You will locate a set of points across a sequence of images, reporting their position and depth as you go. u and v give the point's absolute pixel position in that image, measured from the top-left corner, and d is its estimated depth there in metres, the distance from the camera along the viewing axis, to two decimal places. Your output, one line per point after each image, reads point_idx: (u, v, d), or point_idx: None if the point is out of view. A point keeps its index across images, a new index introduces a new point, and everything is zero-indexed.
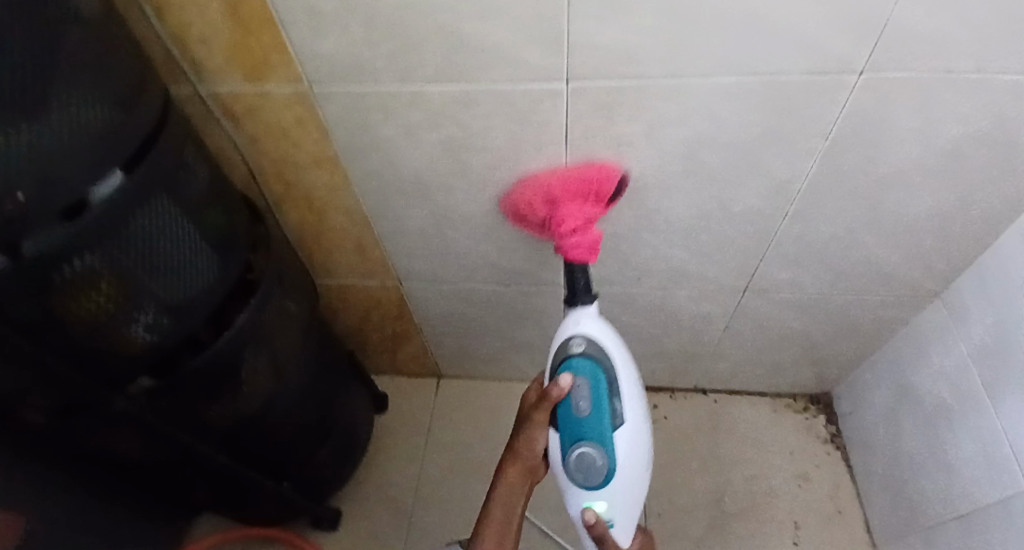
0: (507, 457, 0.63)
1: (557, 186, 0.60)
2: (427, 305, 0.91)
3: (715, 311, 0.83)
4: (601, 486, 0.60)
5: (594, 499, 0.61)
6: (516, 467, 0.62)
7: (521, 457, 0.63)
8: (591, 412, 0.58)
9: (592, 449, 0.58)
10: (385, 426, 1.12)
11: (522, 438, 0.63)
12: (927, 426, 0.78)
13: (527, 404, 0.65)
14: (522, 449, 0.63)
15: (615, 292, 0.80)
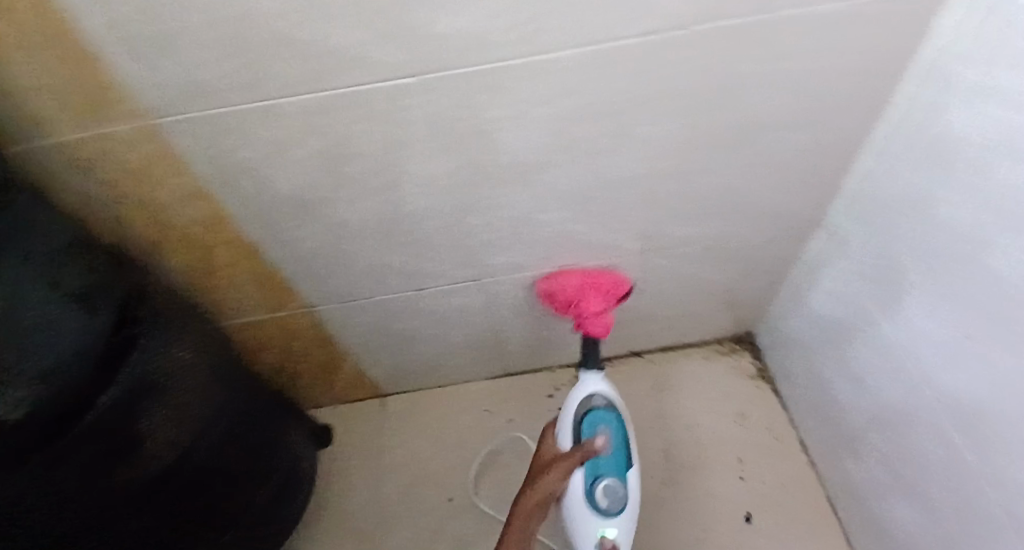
0: (529, 493, 0.72)
1: (592, 279, 0.82)
2: (346, 324, 0.88)
3: (629, 277, 0.85)
4: (615, 514, 0.74)
5: (608, 525, 0.74)
6: (538, 499, 0.72)
7: (544, 492, 0.72)
8: (614, 452, 0.76)
9: (615, 481, 0.74)
10: (332, 455, 1.09)
11: (547, 478, 0.72)
12: (833, 343, 0.83)
13: (543, 458, 0.78)
14: (542, 486, 0.72)
15: (530, 275, 0.81)
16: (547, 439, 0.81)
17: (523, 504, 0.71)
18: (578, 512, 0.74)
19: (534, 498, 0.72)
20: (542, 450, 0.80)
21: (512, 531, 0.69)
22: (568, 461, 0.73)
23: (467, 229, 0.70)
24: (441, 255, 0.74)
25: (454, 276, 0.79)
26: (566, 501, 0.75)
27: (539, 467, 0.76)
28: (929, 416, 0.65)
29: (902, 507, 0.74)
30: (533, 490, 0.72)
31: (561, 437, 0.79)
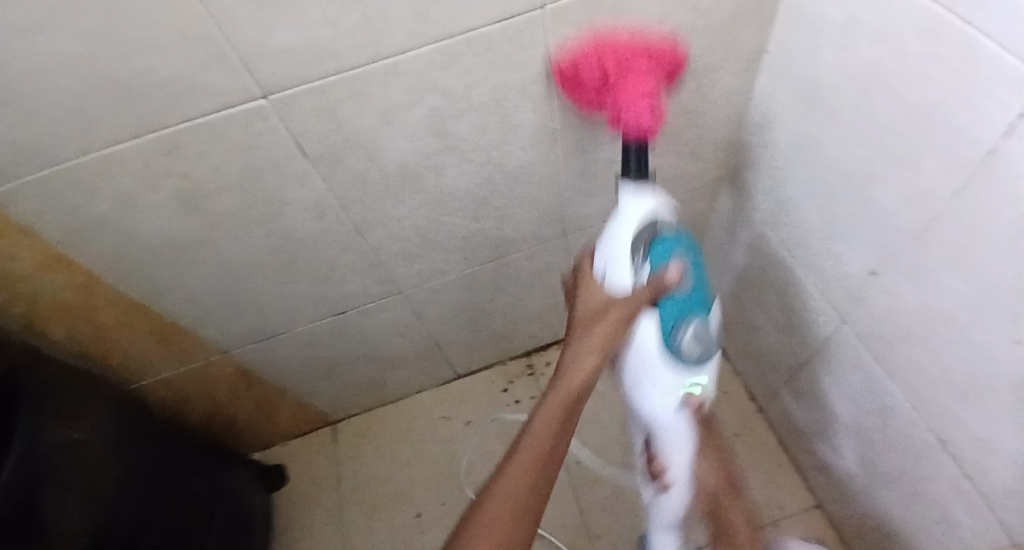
0: (580, 359, 0.53)
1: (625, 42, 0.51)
2: (269, 361, 0.83)
3: (553, 261, 0.84)
4: (700, 365, 0.57)
5: (694, 379, 0.57)
6: (596, 364, 0.53)
7: (600, 354, 0.53)
8: (695, 291, 0.55)
9: (701, 327, 0.55)
10: (291, 493, 1.05)
11: (602, 329, 0.53)
12: (757, 294, 0.84)
13: (586, 308, 0.56)
14: (597, 340, 0.53)
15: (451, 278, 0.78)
16: (588, 279, 0.58)
17: (574, 381, 0.51)
18: (647, 369, 0.56)
19: (590, 364, 0.52)
20: (580, 292, 0.58)
21: (553, 401, 0.49)
22: (635, 305, 0.52)
23: (369, 244, 0.66)
24: (349, 275, 0.70)
25: (370, 294, 0.75)
26: (628, 360, 0.57)
27: (586, 320, 0.55)
28: (850, 351, 0.67)
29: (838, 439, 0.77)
30: (566, 378, 0.52)
31: (612, 277, 0.54)
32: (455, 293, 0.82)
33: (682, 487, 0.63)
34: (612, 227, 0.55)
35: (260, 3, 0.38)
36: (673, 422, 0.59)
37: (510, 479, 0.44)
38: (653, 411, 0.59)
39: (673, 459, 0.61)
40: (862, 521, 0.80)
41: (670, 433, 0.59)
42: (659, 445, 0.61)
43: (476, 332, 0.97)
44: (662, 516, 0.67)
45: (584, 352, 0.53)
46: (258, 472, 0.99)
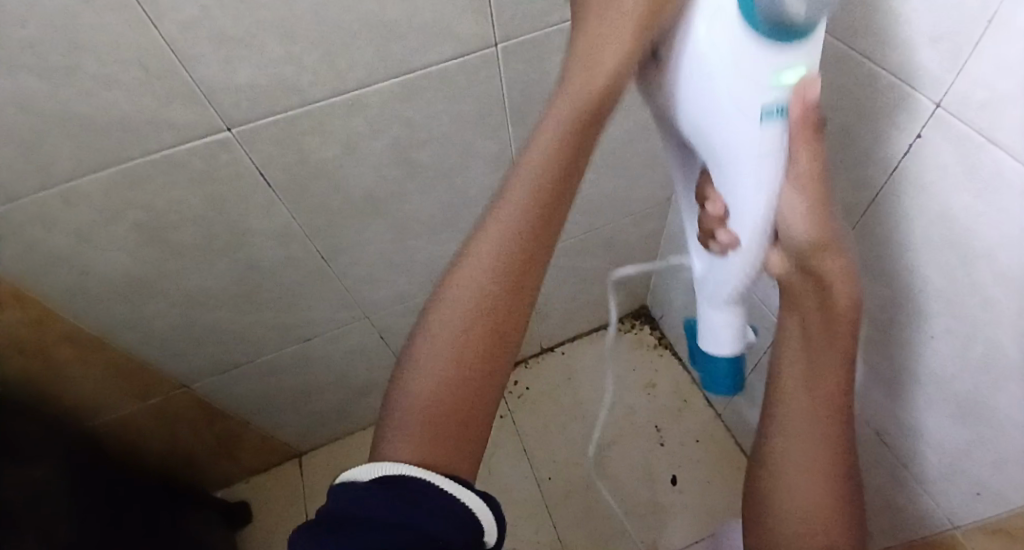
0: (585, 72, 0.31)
1: None
2: (231, 393, 0.82)
3: None
4: (797, 42, 0.27)
5: (785, 68, 0.27)
6: (577, 94, 0.32)
7: (588, 95, 0.32)
8: None
9: None
10: (259, 529, 1.02)
11: (600, 29, 0.31)
12: None
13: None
14: (586, 72, 0.32)
15: (418, 302, 0.79)
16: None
17: (525, 181, 0.32)
18: (706, 49, 0.28)
19: (558, 126, 0.32)
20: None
21: (497, 221, 0.32)
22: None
23: (334, 269, 0.67)
24: (315, 301, 0.70)
25: (336, 320, 0.75)
26: (687, 45, 0.29)
27: (591, 17, 0.31)
28: None
29: None
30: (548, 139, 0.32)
31: None
32: (421, 316, 0.83)
33: (746, 205, 0.33)
34: None
35: (223, 41, 0.40)
36: (728, 86, 0.28)
37: (429, 360, 0.32)
38: (721, 124, 0.30)
39: (729, 191, 0.34)
40: None
41: (703, 128, 0.32)
42: (722, 182, 0.34)
43: None
44: (717, 340, 0.46)
45: (555, 116, 0.33)
46: (224, 515, 0.97)
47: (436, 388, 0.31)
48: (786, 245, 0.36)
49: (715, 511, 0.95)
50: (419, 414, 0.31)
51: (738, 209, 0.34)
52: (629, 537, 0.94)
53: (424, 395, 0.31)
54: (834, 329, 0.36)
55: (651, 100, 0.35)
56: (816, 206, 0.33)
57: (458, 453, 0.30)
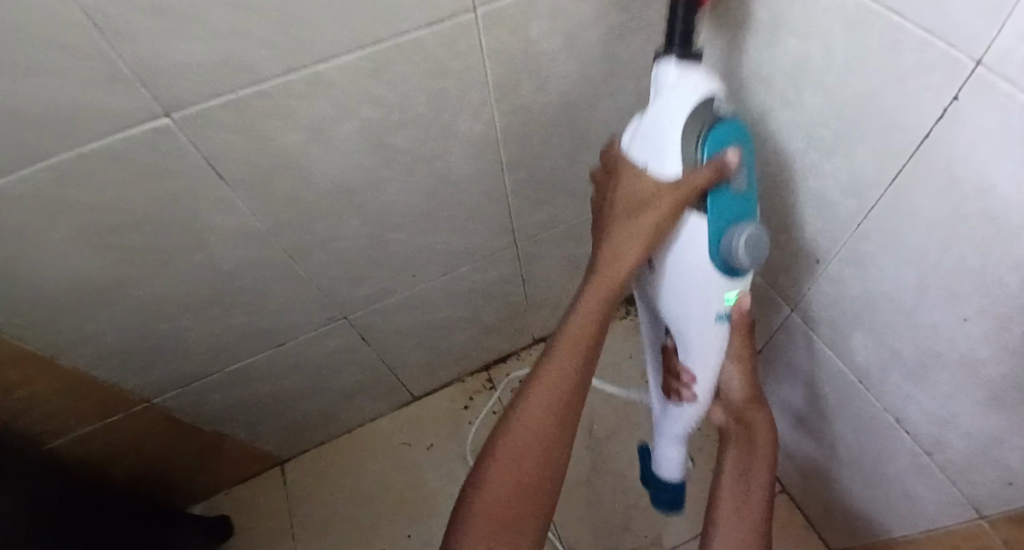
0: (619, 254, 0.47)
1: None
2: (200, 404, 0.76)
3: (507, 273, 0.80)
4: (739, 275, 0.48)
5: (733, 287, 0.49)
6: (610, 287, 0.47)
7: (615, 283, 0.47)
8: (745, 184, 0.46)
9: (755, 229, 0.45)
10: (243, 542, 0.97)
11: (629, 244, 0.46)
12: None
13: (623, 198, 0.47)
14: (614, 265, 0.47)
15: (400, 299, 0.73)
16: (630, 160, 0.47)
17: (570, 334, 0.47)
18: (699, 275, 0.47)
19: (596, 300, 0.47)
20: (619, 178, 0.48)
21: (552, 364, 0.46)
22: (650, 219, 0.45)
23: (305, 268, 0.60)
24: (288, 304, 0.64)
25: (311, 323, 0.69)
26: (669, 263, 0.48)
27: (619, 231, 0.47)
28: (802, 336, 0.67)
29: (800, 423, 0.77)
30: (579, 319, 0.47)
31: (659, 163, 0.44)
32: (404, 313, 0.77)
33: (703, 366, 0.53)
34: (655, 111, 0.45)
35: (153, 12, 0.34)
36: (704, 301, 0.48)
37: (498, 471, 0.43)
38: (695, 317, 0.50)
39: (691, 358, 0.52)
40: (828, 503, 0.80)
41: (682, 319, 0.50)
42: (685, 352, 0.53)
43: (430, 353, 0.91)
44: (666, 460, 0.61)
45: (592, 294, 0.48)
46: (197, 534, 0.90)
47: (505, 490, 0.43)
48: (727, 393, 0.58)
49: None
50: (490, 512, 0.42)
51: (694, 368, 0.53)
52: (632, 531, 0.91)
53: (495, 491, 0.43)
54: (755, 443, 0.56)
55: (643, 295, 0.54)
56: (741, 374, 0.56)
57: (510, 540, 0.42)
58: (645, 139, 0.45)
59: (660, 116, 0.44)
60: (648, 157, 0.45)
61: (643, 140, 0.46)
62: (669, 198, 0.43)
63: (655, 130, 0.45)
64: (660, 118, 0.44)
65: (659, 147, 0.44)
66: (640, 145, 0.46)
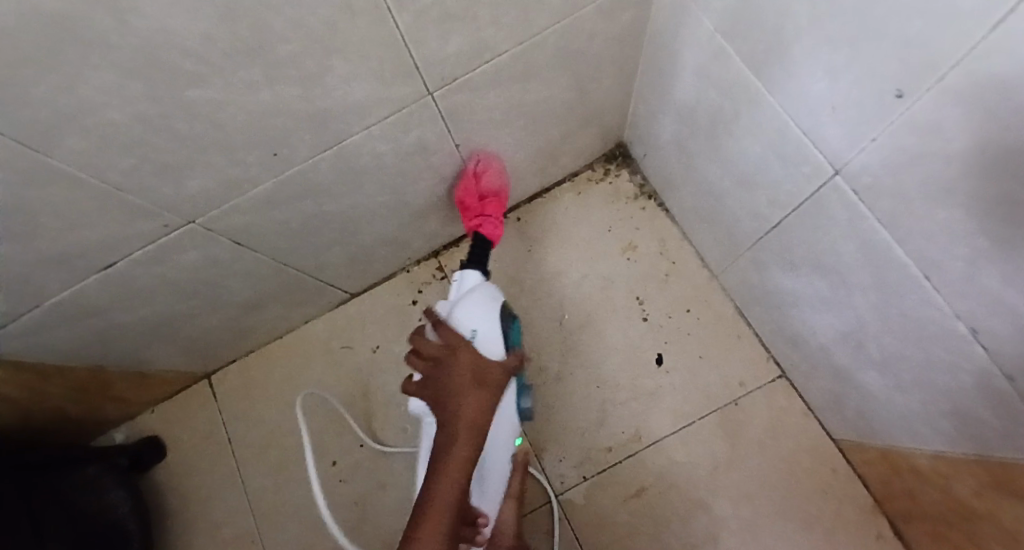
0: (473, 415, 0.50)
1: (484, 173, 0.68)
2: (39, 344, 0.57)
3: (425, 137, 0.56)
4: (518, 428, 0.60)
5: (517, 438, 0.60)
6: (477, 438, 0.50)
7: (473, 440, 0.50)
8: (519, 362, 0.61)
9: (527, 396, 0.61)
10: (172, 466, 0.84)
11: (469, 410, 0.51)
12: (707, 143, 0.60)
13: (462, 373, 0.53)
14: (463, 423, 0.50)
15: (270, 186, 0.51)
16: (461, 344, 0.54)
17: (447, 491, 0.47)
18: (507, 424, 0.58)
19: (461, 458, 0.49)
20: (453, 357, 0.54)
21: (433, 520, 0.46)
22: (490, 392, 0.52)
23: (70, 162, 0.38)
24: (79, 211, 0.43)
25: (137, 231, 0.48)
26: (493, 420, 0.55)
27: (464, 400, 0.51)
28: (844, 209, 0.46)
29: (820, 317, 0.58)
30: (448, 474, 0.48)
31: (484, 342, 0.55)
32: (284, 205, 0.55)
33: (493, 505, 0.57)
34: (470, 304, 0.57)
35: None
36: (502, 451, 0.57)
37: None
38: (499, 459, 0.57)
39: (484, 499, 0.57)
40: (838, 399, 0.66)
41: (487, 461, 0.57)
42: (478, 495, 0.56)
43: (351, 247, 0.72)
44: None
45: (454, 451, 0.49)
46: (108, 470, 0.75)
47: None
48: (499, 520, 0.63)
49: (712, 391, 0.77)
50: None
51: (487, 509, 0.57)
52: (608, 428, 0.77)
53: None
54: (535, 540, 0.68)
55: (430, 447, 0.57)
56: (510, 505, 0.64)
57: None
58: (466, 312, 0.57)
59: (478, 301, 0.58)
60: (475, 325, 0.56)
61: (461, 314, 0.57)
62: (500, 375, 0.54)
63: (477, 310, 0.57)
64: (479, 301, 0.58)
65: (482, 320, 0.56)
66: (461, 314, 0.56)
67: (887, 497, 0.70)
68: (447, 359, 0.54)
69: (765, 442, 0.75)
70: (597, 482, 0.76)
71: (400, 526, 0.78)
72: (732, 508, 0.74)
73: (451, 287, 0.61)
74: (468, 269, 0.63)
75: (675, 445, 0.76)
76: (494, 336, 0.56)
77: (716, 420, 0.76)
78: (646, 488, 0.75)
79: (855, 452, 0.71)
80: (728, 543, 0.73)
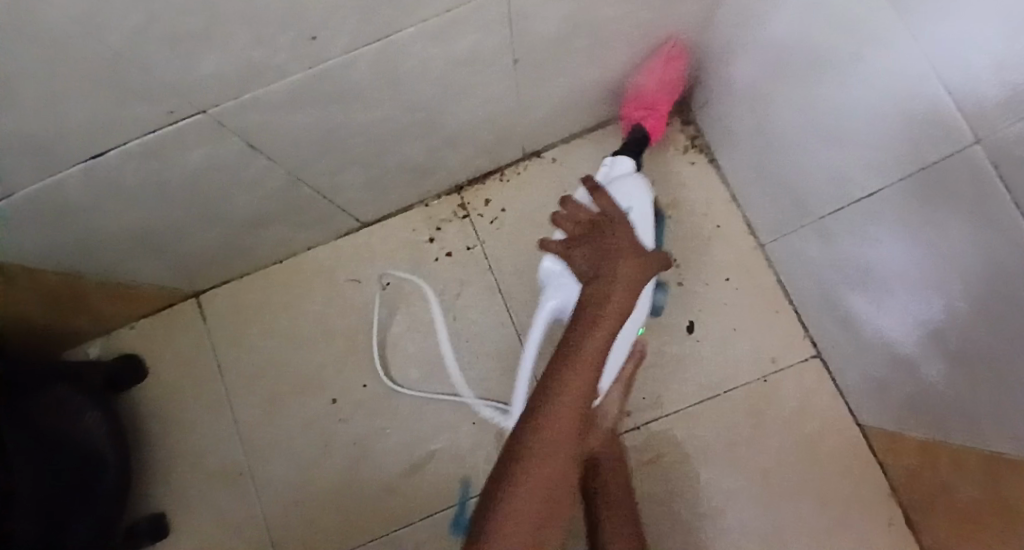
0: (624, 278, 0.49)
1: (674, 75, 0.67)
2: (10, 240, 0.49)
3: (483, 44, 0.48)
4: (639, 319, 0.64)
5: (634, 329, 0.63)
6: (626, 300, 0.48)
7: (622, 307, 0.48)
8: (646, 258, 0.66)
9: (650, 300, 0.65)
10: (154, 389, 0.78)
11: (628, 271, 0.49)
12: (806, 93, 0.54)
13: (620, 242, 0.51)
14: (615, 290, 0.48)
15: (298, 80, 0.43)
16: (622, 218, 0.53)
17: (591, 355, 0.45)
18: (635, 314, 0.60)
19: (608, 326, 0.46)
20: (609, 228, 0.52)
21: (582, 358, 0.45)
22: (647, 263, 0.50)
23: (65, 21, 0.29)
24: (66, 81, 0.34)
25: (132, 116, 0.40)
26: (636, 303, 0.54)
27: (621, 262, 0.50)
28: (969, 186, 0.41)
29: (901, 300, 0.53)
30: (600, 317, 0.46)
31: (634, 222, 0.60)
32: (310, 107, 0.47)
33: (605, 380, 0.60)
34: (630, 183, 0.63)
35: None
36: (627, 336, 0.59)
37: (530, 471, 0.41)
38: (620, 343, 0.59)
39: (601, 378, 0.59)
40: (882, 385, 0.62)
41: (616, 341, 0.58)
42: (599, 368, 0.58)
43: (375, 169, 0.64)
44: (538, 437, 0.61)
45: (603, 317, 0.46)
46: (81, 391, 0.68)
47: (537, 491, 0.41)
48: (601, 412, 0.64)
49: (742, 364, 0.73)
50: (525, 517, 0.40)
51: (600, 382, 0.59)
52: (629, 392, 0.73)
53: (521, 510, 0.40)
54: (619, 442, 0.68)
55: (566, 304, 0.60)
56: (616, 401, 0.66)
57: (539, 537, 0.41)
58: (625, 193, 0.62)
59: (636, 185, 0.63)
60: (632, 208, 0.61)
61: (619, 189, 0.62)
62: (656, 258, 0.51)
63: (636, 193, 0.62)
64: (636, 188, 0.62)
65: (639, 205, 0.62)
66: (619, 192, 0.62)
67: (908, 486, 0.66)
68: (603, 228, 0.53)
69: (791, 422, 0.72)
70: None
71: (397, 472, 0.74)
72: (748, 484, 0.71)
73: (603, 166, 0.65)
74: (625, 153, 0.67)
75: (696, 416, 0.72)
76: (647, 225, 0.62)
77: (744, 394, 0.72)
78: (660, 456, 0.71)
79: (886, 438, 0.67)
80: (740, 519, 0.70)
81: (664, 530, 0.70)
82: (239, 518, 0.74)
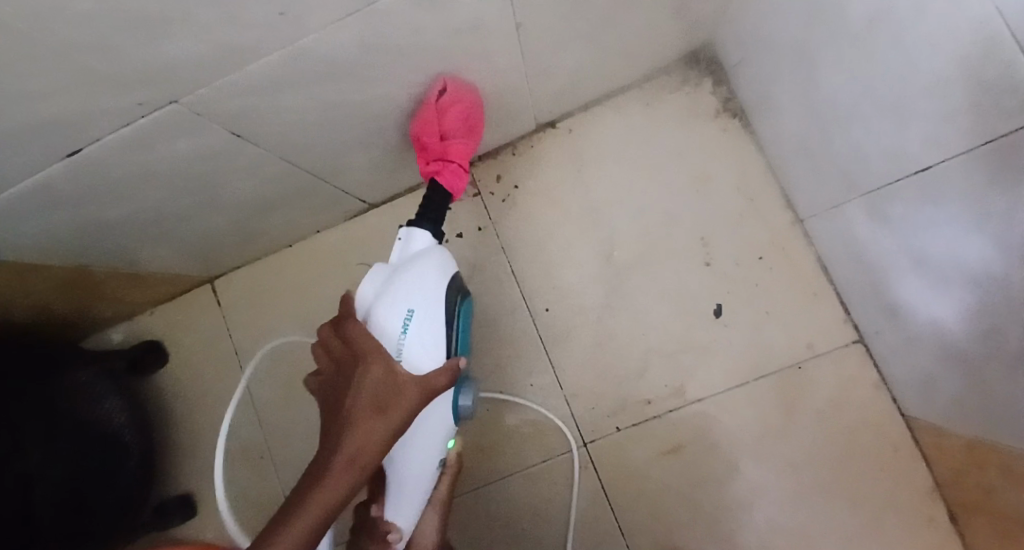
0: (354, 452, 0.40)
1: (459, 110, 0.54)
2: (12, 239, 0.49)
3: (485, 10, 0.44)
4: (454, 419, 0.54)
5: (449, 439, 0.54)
6: (354, 477, 0.40)
7: (343, 487, 0.40)
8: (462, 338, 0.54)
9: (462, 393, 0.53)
10: (176, 373, 0.78)
11: (358, 443, 0.41)
12: (852, 51, 0.47)
13: (358, 401, 0.42)
14: (339, 470, 0.40)
15: (281, 62, 0.39)
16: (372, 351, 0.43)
17: None
18: (435, 428, 0.50)
19: (314, 515, 0.39)
20: (361, 363, 0.43)
21: None
22: (389, 425, 0.41)
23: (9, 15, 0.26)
24: (38, 80, 0.32)
25: (108, 109, 0.37)
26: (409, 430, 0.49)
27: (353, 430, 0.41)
28: None
29: (955, 289, 0.47)
30: (296, 514, 0.38)
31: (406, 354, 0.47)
32: (298, 90, 0.44)
33: (412, 513, 0.52)
34: (389, 301, 0.47)
35: None
36: (421, 464, 0.51)
37: None
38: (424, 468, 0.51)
39: (399, 512, 0.52)
40: (929, 377, 0.57)
41: (403, 477, 0.50)
42: (392, 505, 0.51)
43: (377, 149, 0.60)
44: None
45: (309, 506, 0.39)
46: (102, 379, 0.70)
47: None
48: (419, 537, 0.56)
49: (775, 349, 0.68)
50: None
51: (401, 518, 0.52)
52: (650, 379, 0.69)
53: None
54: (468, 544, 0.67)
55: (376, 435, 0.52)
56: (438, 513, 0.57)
57: None
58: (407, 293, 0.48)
59: (410, 282, 0.48)
60: (403, 324, 0.47)
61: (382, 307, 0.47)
62: (443, 384, 0.44)
63: (400, 304, 0.47)
64: (423, 283, 0.49)
65: (423, 309, 0.48)
66: (387, 304, 0.47)
67: (953, 483, 0.61)
68: (352, 364, 0.44)
69: (826, 413, 0.67)
70: (631, 435, 0.69)
71: None
72: (775, 476, 0.67)
73: (397, 240, 0.52)
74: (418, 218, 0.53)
75: (723, 404, 0.68)
76: (434, 343, 0.48)
77: (777, 381, 0.68)
78: (684, 445, 0.68)
79: (932, 432, 0.61)
80: (766, 512, 0.67)
81: (684, 521, 0.67)
82: (262, 499, 0.75)
